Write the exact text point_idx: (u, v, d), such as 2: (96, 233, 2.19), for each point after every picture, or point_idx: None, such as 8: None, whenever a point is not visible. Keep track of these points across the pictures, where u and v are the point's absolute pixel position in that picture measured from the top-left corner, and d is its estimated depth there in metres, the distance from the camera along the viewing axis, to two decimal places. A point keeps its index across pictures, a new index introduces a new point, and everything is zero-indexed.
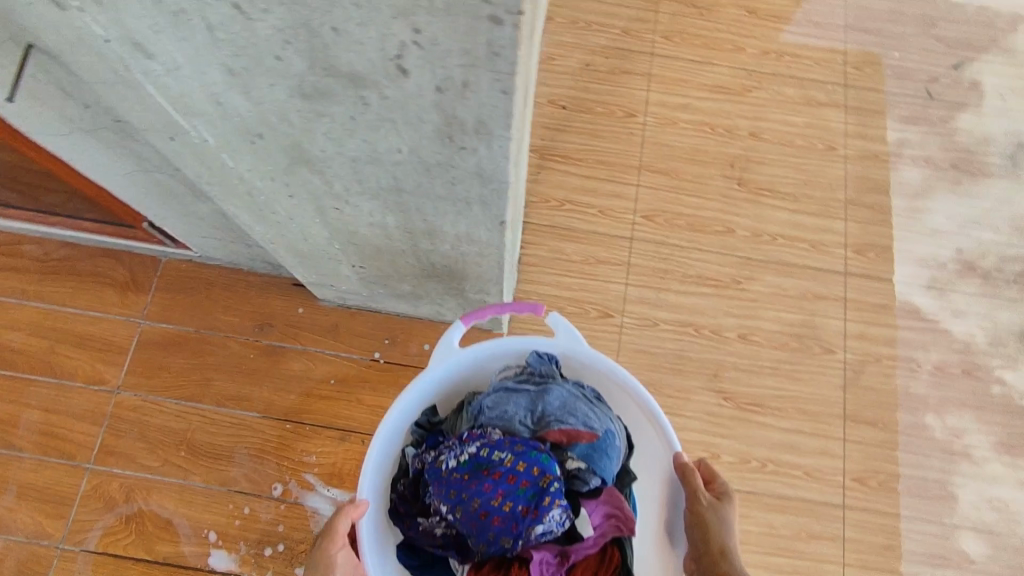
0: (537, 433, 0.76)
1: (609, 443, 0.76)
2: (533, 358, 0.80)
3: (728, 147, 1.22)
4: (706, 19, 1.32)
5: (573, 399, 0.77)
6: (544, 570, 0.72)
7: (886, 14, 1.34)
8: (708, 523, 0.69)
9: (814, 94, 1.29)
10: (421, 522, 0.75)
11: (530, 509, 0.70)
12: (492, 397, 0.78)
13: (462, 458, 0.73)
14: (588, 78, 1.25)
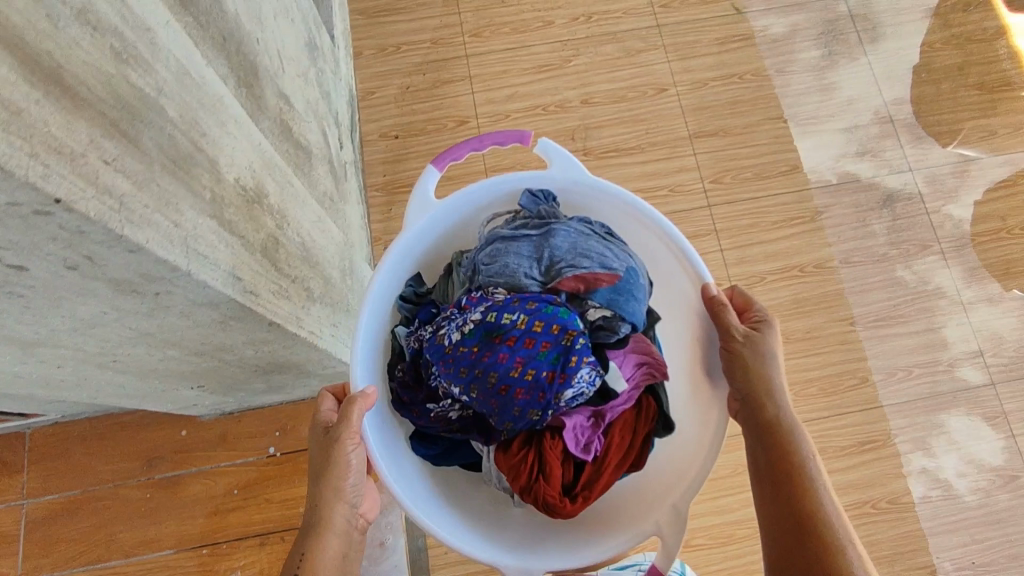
0: (549, 284, 0.75)
1: (632, 282, 0.75)
2: (526, 199, 0.78)
3: (565, 121, 1.23)
4: (507, 5, 1.32)
5: (581, 239, 0.76)
6: (579, 437, 0.75)
7: None
8: (750, 361, 0.68)
9: (631, 44, 1.30)
10: (431, 409, 0.77)
11: (555, 374, 0.71)
12: (490, 255, 0.77)
13: (467, 330, 0.73)
14: (412, 99, 1.24)
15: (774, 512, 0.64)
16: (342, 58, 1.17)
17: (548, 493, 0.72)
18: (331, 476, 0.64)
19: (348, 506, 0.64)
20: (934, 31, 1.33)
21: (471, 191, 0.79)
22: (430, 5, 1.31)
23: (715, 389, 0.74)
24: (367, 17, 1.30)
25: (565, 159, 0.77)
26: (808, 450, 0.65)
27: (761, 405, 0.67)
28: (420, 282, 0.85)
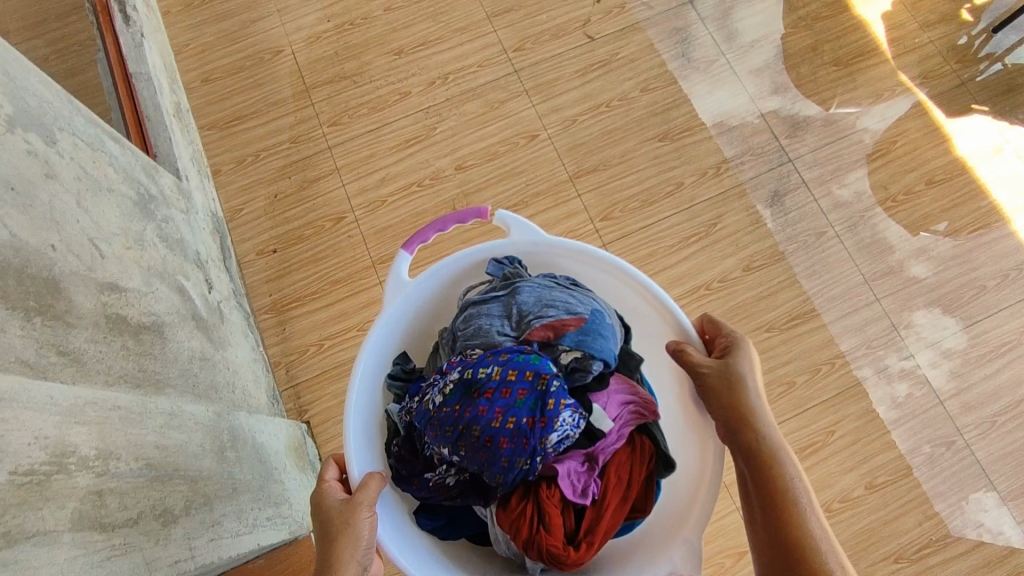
0: (521, 336, 0.77)
1: (599, 322, 0.77)
2: (492, 265, 0.82)
3: (444, 193, 1.20)
4: (360, 84, 1.28)
5: (546, 290, 0.78)
6: (575, 482, 0.74)
7: None
8: (726, 385, 0.69)
9: (493, 96, 1.27)
10: (430, 478, 0.76)
11: (536, 419, 0.72)
12: (467, 321, 0.80)
13: (448, 391, 0.74)
14: (282, 207, 1.19)
15: (767, 536, 0.63)
16: (195, 184, 1.10)
17: (551, 543, 0.71)
18: (346, 538, 0.65)
19: (358, 565, 0.64)
20: (781, 18, 1.35)
21: (442, 265, 0.82)
22: (282, 103, 1.26)
23: (703, 418, 0.74)
24: (219, 129, 1.24)
25: (523, 226, 0.81)
26: (794, 472, 0.65)
27: (744, 429, 0.67)
28: (409, 359, 0.87)
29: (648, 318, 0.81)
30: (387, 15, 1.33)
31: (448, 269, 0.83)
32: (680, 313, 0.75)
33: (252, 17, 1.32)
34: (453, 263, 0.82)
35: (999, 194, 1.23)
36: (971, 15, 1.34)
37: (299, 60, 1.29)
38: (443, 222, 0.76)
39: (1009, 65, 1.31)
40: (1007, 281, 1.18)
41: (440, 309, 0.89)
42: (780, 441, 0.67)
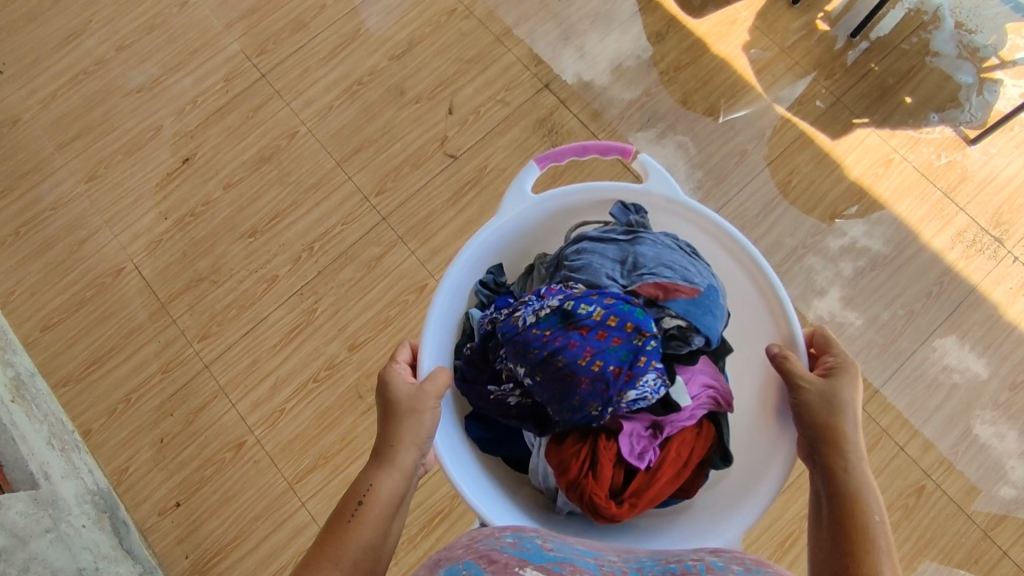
0: (629, 286, 0.78)
1: (711, 299, 0.77)
2: (619, 207, 0.83)
3: (344, 382, 1.09)
4: (221, 282, 1.15)
5: (667, 251, 0.79)
6: (635, 445, 0.76)
7: (357, 122, 1.23)
8: (823, 405, 0.67)
9: (367, 254, 1.15)
10: (492, 391, 0.80)
11: (622, 371, 0.74)
12: (575, 251, 0.82)
13: (543, 314, 0.76)
14: (173, 451, 1.07)
15: (827, 562, 0.58)
16: (57, 476, 0.96)
17: (597, 492, 0.74)
18: (412, 425, 0.70)
19: (417, 451, 0.69)
20: (642, 79, 1.26)
21: (573, 190, 0.84)
22: (139, 330, 1.13)
23: (785, 431, 0.74)
24: (76, 382, 1.10)
25: (663, 178, 0.83)
26: (875, 511, 0.60)
27: (829, 451, 0.65)
28: (502, 272, 0.89)
29: (757, 310, 0.81)
30: (228, 193, 1.19)
31: (574, 198, 0.84)
32: (795, 323, 0.75)
33: (78, 238, 1.18)
34: (581, 194, 0.84)
35: (905, 211, 1.17)
36: (827, 24, 1.27)
37: (144, 273, 1.16)
38: (587, 147, 0.80)
39: (876, 66, 1.25)
40: (932, 299, 1.13)
41: (544, 238, 0.91)
42: (870, 479, 0.63)
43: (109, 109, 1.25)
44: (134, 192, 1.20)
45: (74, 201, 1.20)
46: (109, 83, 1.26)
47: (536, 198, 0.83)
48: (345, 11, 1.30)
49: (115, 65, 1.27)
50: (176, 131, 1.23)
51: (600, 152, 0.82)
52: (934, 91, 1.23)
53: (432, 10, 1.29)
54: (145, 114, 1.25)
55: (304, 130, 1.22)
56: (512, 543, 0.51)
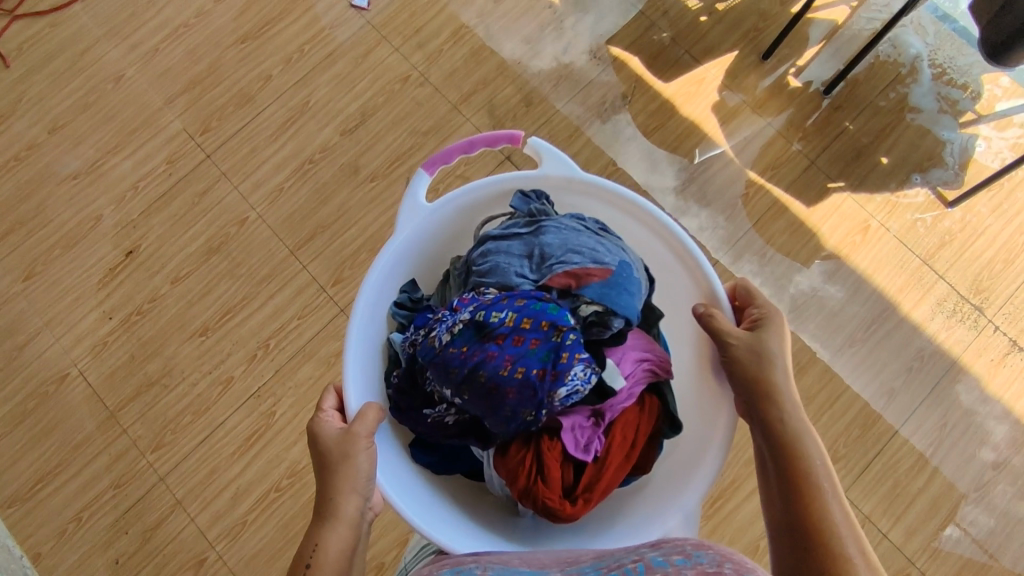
0: (541, 281, 0.76)
1: (625, 276, 0.76)
2: (518, 199, 0.80)
3: (306, 490, 1.04)
4: (172, 385, 1.09)
5: (573, 235, 0.77)
6: (579, 437, 0.75)
7: (309, 205, 1.16)
8: (752, 359, 0.67)
9: (325, 349, 1.10)
10: (429, 415, 0.78)
11: (547, 371, 0.72)
12: (483, 254, 0.79)
13: (457, 330, 0.74)
14: (129, 572, 1.02)
15: (782, 518, 0.60)
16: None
17: (549, 496, 0.72)
18: (347, 468, 0.66)
19: (360, 498, 0.66)
20: (608, 145, 1.19)
21: (467, 190, 0.80)
22: (87, 442, 1.07)
23: (723, 387, 0.74)
24: (22, 502, 1.04)
25: (559, 159, 0.79)
26: (816, 454, 0.62)
27: (765, 405, 0.66)
28: (418, 287, 0.85)
29: (676, 270, 0.81)
30: (176, 287, 1.13)
31: (472, 197, 0.81)
32: (713, 277, 0.75)
33: (18, 343, 1.11)
34: (478, 191, 0.80)
35: (884, 281, 1.12)
36: (799, 81, 1.21)
37: (90, 379, 1.09)
38: (473, 143, 0.76)
39: (850, 125, 1.19)
40: (914, 374, 1.09)
41: (456, 239, 0.87)
42: (806, 424, 0.65)
43: (44, 197, 1.17)
44: (76, 290, 1.13)
45: (12, 303, 1.13)
46: (43, 169, 1.18)
47: (431, 207, 0.79)
48: (293, 80, 1.22)
49: (49, 149, 1.19)
50: (117, 220, 1.16)
51: (488, 144, 0.78)
52: (910, 149, 1.18)
53: (385, 78, 1.22)
54: (83, 201, 1.17)
55: (253, 215, 1.16)
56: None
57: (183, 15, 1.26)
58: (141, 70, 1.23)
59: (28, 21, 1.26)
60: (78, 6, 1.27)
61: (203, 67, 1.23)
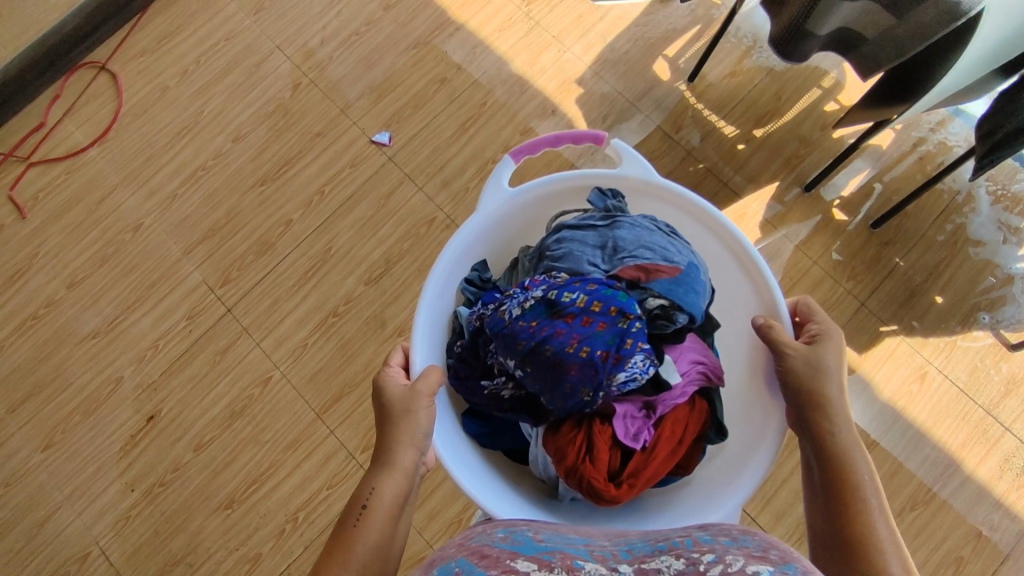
0: (611, 271, 0.78)
1: (693, 277, 0.78)
2: (595, 193, 0.83)
3: None
4: (196, 563, 1.04)
5: (647, 233, 0.79)
6: (630, 425, 0.75)
7: (334, 363, 1.11)
8: (807, 371, 0.66)
9: None
10: (485, 386, 0.79)
11: (610, 354, 0.73)
12: (556, 240, 0.81)
13: (528, 305, 0.75)
14: None
15: (823, 525, 0.59)
16: None
17: (594, 476, 0.72)
18: (407, 424, 0.68)
19: (417, 451, 0.67)
20: None
21: (550, 181, 0.84)
22: None
23: (774, 399, 0.74)
24: None
25: (638, 161, 0.83)
26: (864, 470, 0.60)
27: (816, 415, 0.64)
28: (487, 269, 0.89)
29: (739, 285, 0.82)
30: (199, 455, 1.09)
31: (552, 188, 0.85)
32: (776, 288, 0.75)
33: (37, 518, 1.07)
34: (561, 182, 0.84)
35: (946, 435, 1.05)
36: (844, 213, 1.15)
37: (112, 558, 1.05)
38: (561, 137, 0.79)
39: (901, 261, 1.12)
40: (983, 541, 1.01)
41: (529, 228, 0.91)
42: (857, 441, 0.63)
43: (62, 360, 1.14)
44: (96, 461, 1.09)
45: (29, 475, 1.09)
46: (62, 328, 1.15)
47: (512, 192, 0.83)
48: (313, 225, 1.18)
49: (67, 307, 1.16)
50: (138, 383, 1.12)
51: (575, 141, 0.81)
52: (966, 290, 1.11)
53: (409, 221, 1.17)
54: (102, 363, 1.13)
55: (277, 375, 1.11)
56: (504, 538, 0.56)
57: (200, 157, 1.22)
58: (159, 217, 1.20)
59: (43, 167, 1.24)
60: (94, 150, 1.24)
61: (222, 213, 1.19)
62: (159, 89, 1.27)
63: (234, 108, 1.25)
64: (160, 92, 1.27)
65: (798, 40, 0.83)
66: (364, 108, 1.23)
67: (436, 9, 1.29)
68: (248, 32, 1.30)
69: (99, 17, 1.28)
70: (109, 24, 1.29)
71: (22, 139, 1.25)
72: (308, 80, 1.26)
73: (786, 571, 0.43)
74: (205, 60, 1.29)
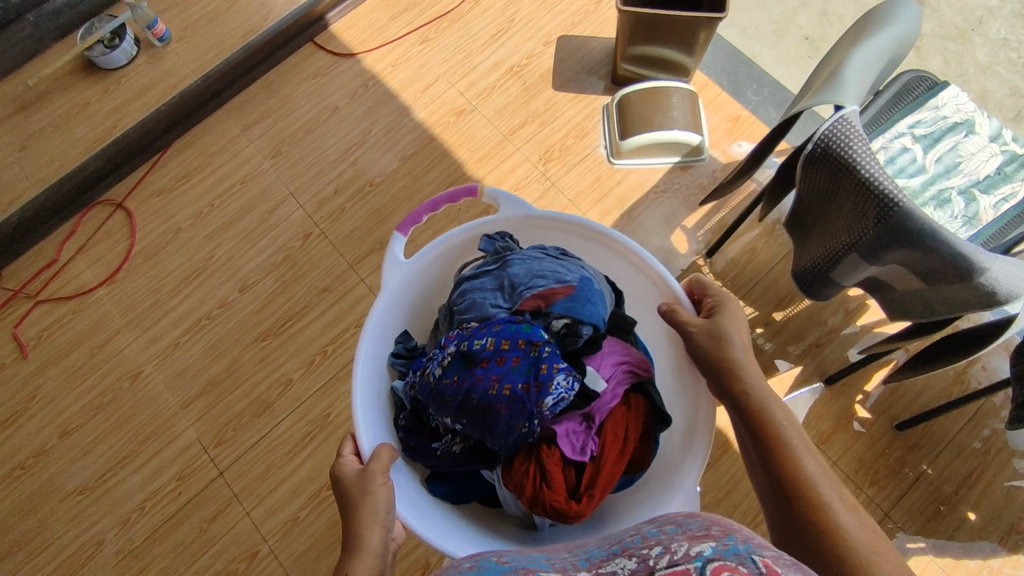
0: (514, 307, 0.83)
1: (587, 290, 0.84)
2: (482, 241, 0.88)
3: None
4: None
5: (536, 262, 0.85)
6: (574, 441, 0.80)
7: (324, 541, 1.06)
8: (713, 343, 0.73)
9: None
10: (436, 448, 0.83)
11: (531, 385, 0.78)
12: (461, 295, 0.87)
13: (446, 363, 0.80)
14: None
15: (767, 482, 0.63)
16: None
17: (555, 498, 0.77)
18: (366, 505, 0.68)
19: (383, 528, 0.67)
20: None
21: (438, 242, 0.89)
22: None
23: (695, 377, 0.81)
24: None
25: (514, 201, 0.89)
26: (783, 418, 0.66)
27: (730, 379, 0.70)
28: (412, 337, 0.93)
29: (637, 280, 0.90)
30: None
31: (445, 246, 0.90)
32: (669, 277, 0.83)
33: None
34: (451, 240, 0.89)
35: None
36: (867, 408, 1.09)
37: None
38: (435, 201, 0.84)
39: (929, 467, 1.06)
40: None
41: (439, 287, 0.96)
42: (770, 394, 0.68)
43: (45, 517, 1.10)
44: None
45: None
46: (49, 482, 1.12)
47: (408, 264, 0.87)
48: (315, 386, 1.15)
49: (56, 458, 1.13)
50: (119, 548, 1.08)
51: (449, 200, 0.87)
52: (999, 505, 1.03)
53: None
54: (85, 524, 1.09)
55: (265, 548, 1.06)
56: (470, 566, 0.56)
57: (205, 306, 1.21)
58: (158, 367, 1.18)
59: (49, 305, 1.23)
60: (103, 290, 1.23)
61: (222, 366, 1.17)
62: (171, 231, 1.27)
63: (244, 255, 1.25)
64: (172, 234, 1.27)
65: (822, 283, 0.80)
66: (373, 264, 1.22)
67: (452, 163, 1.29)
68: (263, 176, 1.31)
69: (121, 157, 1.31)
70: (129, 165, 1.32)
71: (33, 276, 1.25)
72: (318, 231, 1.25)
73: (728, 544, 0.46)
74: (219, 203, 1.29)
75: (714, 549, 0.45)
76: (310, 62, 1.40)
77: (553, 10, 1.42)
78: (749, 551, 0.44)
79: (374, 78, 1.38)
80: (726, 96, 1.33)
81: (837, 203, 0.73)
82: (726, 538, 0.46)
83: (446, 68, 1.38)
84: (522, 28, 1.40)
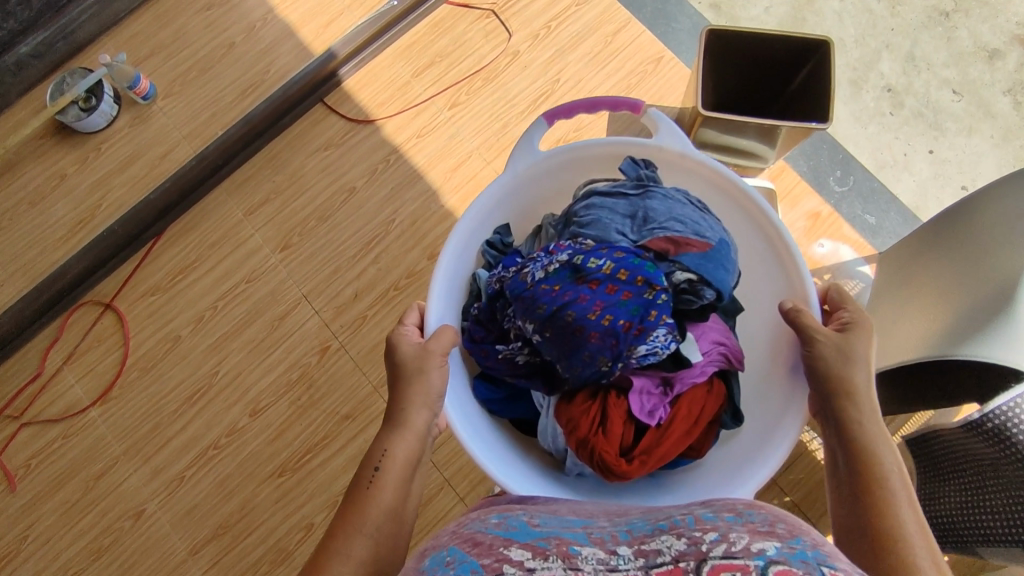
0: (639, 242, 0.71)
1: (723, 254, 0.71)
2: (628, 163, 0.76)
3: None
4: None
5: (679, 206, 0.72)
6: (645, 402, 0.68)
7: None
8: (837, 358, 0.61)
9: None
10: (500, 350, 0.73)
11: (633, 326, 0.66)
12: (584, 206, 0.74)
13: (552, 269, 0.69)
14: None
15: (850, 523, 0.54)
16: None
17: (606, 449, 0.66)
18: (418, 386, 0.64)
19: (430, 412, 0.64)
20: None
21: (585, 148, 0.76)
22: None
23: (797, 387, 0.68)
24: None
25: (676, 134, 0.76)
26: (891, 464, 0.56)
27: (843, 404, 0.60)
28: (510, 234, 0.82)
29: (769, 275, 0.75)
30: None
31: (584, 154, 0.77)
32: (808, 279, 0.69)
33: None
34: (593, 149, 0.76)
35: None
36: None
37: None
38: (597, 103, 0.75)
39: None
40: None
41: (558, 199, 0.84)
42: (884, 436, 0.59)
43: None
44: None
45: None
46: None
47: (541, 157, 0.76)
48: None
49: None
50: None
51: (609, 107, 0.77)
52: None
53: None
54: None
55: None
56: (498, 523, 0.48)
57: (212, 434, 1.08)
58: (163, 505, 1.05)
59: (36, 428, 1.08)
60: (95, 411, 1.09)
61: (234, 507, 1.05)
62: (169, 338, 1.11)
63: (253, 371, 1.10)
64: (171, 343, 1.11)
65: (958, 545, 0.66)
66: None
67: None
68: (271, 274, 1.14)
69: (108, 252, 1.14)
70: (117, 259, 1.15)
71: (16, 392, 1.10)
72: (337, 343, 1.10)
73: (796, 547, 0.37)
74: (222, 306, 1.12)
75: (780, 550, 0.36)
76: (321, 130, 1.20)
77: (604, 69, 1.21)
78: (823, 564, 0.35)
79: (396, 151, 1.18)
80: (805, 185, 1.15)
81: (994, 472, 0.60)
82: (794, 542, 0.37)
83: (479, 140, 1.18)
84: (568, 91, 1.20)
